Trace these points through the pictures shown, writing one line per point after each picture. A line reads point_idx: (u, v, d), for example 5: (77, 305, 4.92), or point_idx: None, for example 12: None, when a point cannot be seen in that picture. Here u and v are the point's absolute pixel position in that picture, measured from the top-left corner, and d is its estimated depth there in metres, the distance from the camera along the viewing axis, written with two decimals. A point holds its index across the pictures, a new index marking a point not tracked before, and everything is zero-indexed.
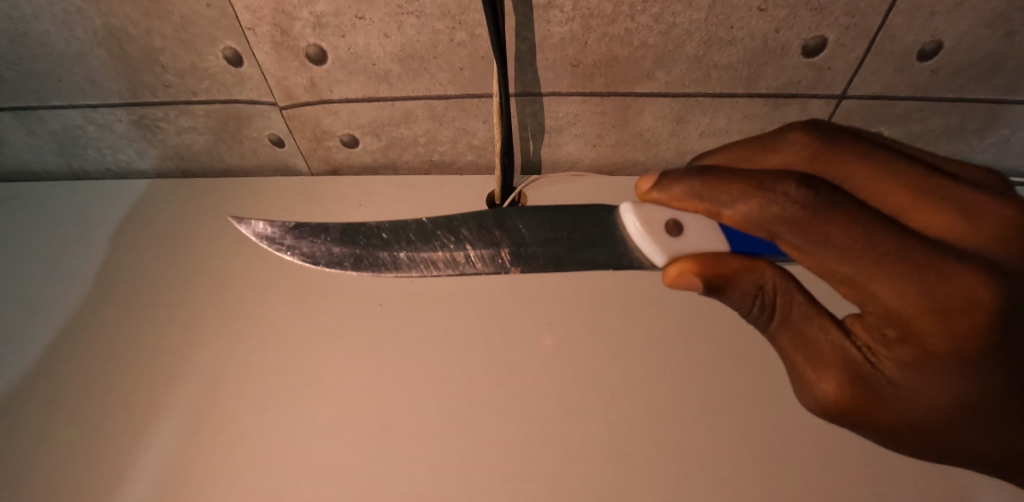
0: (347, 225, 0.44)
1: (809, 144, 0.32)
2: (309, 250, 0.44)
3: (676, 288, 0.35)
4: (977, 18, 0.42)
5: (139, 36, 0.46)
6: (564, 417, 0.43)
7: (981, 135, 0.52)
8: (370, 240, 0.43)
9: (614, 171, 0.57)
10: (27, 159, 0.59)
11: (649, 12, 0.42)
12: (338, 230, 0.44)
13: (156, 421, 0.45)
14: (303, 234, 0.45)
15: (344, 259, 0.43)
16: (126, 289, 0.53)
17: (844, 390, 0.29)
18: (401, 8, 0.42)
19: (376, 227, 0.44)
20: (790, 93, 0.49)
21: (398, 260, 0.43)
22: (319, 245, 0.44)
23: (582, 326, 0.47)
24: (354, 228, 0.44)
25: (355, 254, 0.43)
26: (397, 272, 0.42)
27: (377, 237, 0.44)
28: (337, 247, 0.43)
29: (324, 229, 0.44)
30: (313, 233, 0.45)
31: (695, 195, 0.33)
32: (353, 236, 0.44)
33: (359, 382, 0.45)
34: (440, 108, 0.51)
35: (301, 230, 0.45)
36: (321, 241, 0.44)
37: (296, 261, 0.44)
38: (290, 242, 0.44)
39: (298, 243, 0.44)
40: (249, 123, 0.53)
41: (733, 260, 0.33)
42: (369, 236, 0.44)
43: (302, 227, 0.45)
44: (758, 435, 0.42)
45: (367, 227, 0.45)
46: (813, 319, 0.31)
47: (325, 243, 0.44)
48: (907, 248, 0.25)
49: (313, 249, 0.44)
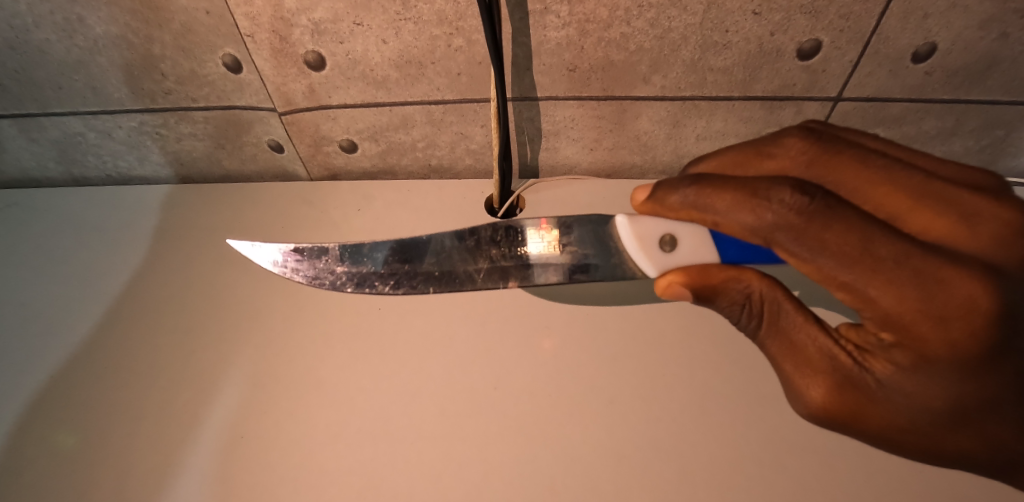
0: (348, 243, 0.43)
1: (805, 149, 0.32)
2: (313, 273, 0.43)
3: (667, 297, 0.35)
4: (970, 20, 0.42)
5: (139, 43, 0.46)
6: (563, 419, 0.43)
7: (977, 136, 0.52)
8: (372, 257, 0.43)
9: (611, 175, 0.58)
10: (28, 166, 0.59)
11: (644, 17, 0.43)
12: (338, 249, 0.43)
13: (158, 427, 0.45)
14: (303, 255, 0.43)
15: (349, 281, 0.43)
16: (127, 296, 0.53)
17: (832, 395, 0.30)
18: (400, 15, 0.43)
19: (376, 243, 0.43)
20: (786, 96, 0.49)
21: (398, 276, 0.42)
22: (319, 261, 0.43)
23: (581, 329, 0.48)
24: (352, 247, 0.43)
25: (360, 273, 0.43)
26: (406, 292, 0.42)
27: (378, 255, 0.43)
28: (338, 265, 0.43)
29: (323, 250, 0.43)
30: (314, 255, 0.44)
31: (690, 204, 0.33)
32: (355, 256, 0.43)
33: (359, 386, 0.46)
34: (438, 113, 0.51)
35: (302, 250, 0.44)
36: (321, 260, 0.43)
37: (303, 282, 0.43)
38: (292, 265, 0.43)
39: (301, 264, 0.43)
40: (248, 130, 0.54)
41: (719, 271, 0.34)
42: (369, 256, 0.43)
43: (300, 248, 0.44)
44: (757, 435, 0.43)
45: (367, 245, 0.43)
46: (800, 326, 0.31)
47: (326, 264, 0.43)
48: (903, 253, 0.26)
49: (316, 269, 0.43)
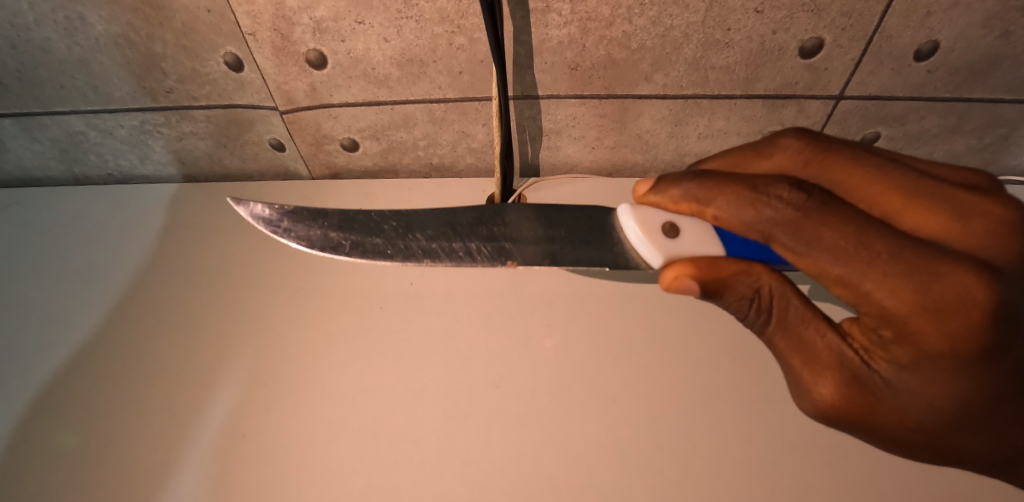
0: (347, 211, 0.41)
1: (802, 149, 0.32)
2: (306, 234, 0.39)
3: (673, 292, 0.34)
4: (973, 18, 0.42)
5: (141, 42, 0.46)
6: (566, 416, 0.43)
7: (979, 135, 0.52)
8: (374, 225, 0.40)
9: (613, 174, 0.58)
10: (28, 165, 0.59)
11: (646, 15, 0.43)
12: (338, 215, 0.40)
13: (160, 425, 0.45)
14: (301, 217, 0.40)
15: (344, 241, 0.39)
16: (129, 294, 0.53)
17: (840, 393, 0.30)
18: (401, 13, 0.43)
19: (376, 216, 0.40)
20: (788, 95, 0.49)
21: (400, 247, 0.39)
22: (315, 229, 0.40)
23: (583, 328, 0.48)
24: (354, 214, 0.41)
25: (356, 239, 0.39)
26: (416, 261, 0.38)
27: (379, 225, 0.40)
28: (334, 231, 0.40)
29: (323, 214, 0.41)
30: (310, 219, 0.40)
31: (691, 197, 0.33)
32: (355, 224, 0.40)
33: (360, 385, 0.46)
34: (439, 112, 0.51)
35: (296, 213, 0.41)
36: (318, 225, 0.40)
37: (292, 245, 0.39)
38: (285, 224, 0.40)
39: (295, 227, 0.40)
40: (249, 128, 0.54)
41: (728, 264, 0.33)
42: (369, 224, 0.40)
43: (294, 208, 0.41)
44: (760, 432, 0.43)
45: (367, 215, 0.41)
46: (809, 322, 0.31)
47: (321, 228, 0.40)
48: (897, 247, 0.26)
49: (309, 232, 0.39)
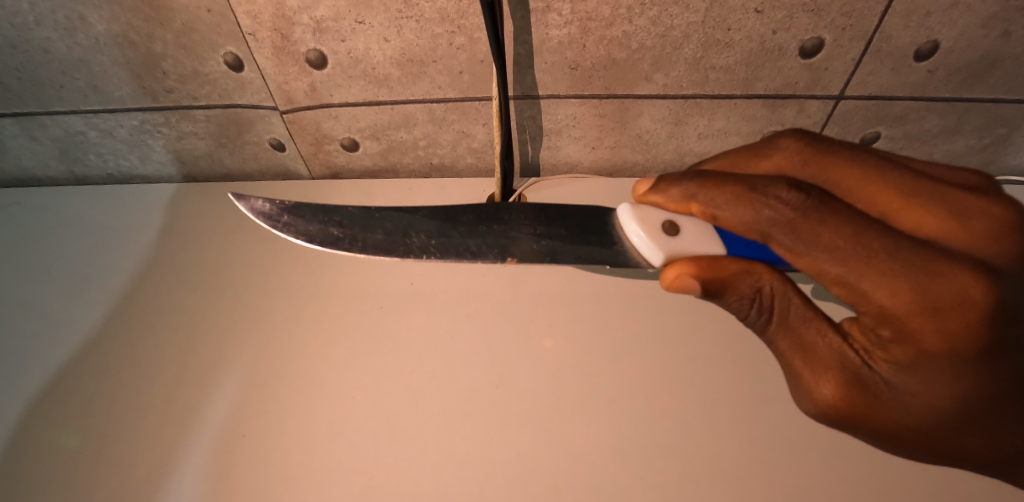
0: (350, 209, 0.41)
1: (801, 149, 0.32)
2: (308, 229, 0.39)
3: (673, 292, 0.34)
4: (973, 17, 0.42)
5: (141, 42, 0.46)
6: (565, 416, 0.43)
7: (979, 135, 0.52)
8: (377, 223, 0.40)
9: (613, 173, 0.58)
10: (28, 165, 0.59)
11: (647, 15, 0.43)
12: (340, 212, 0.40)
13: (160, 425, 0.45)
14: (303, 212, 0.40)
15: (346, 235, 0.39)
16: (129, 294, 0.53)
17: (841, 393, 0.30)
18: (401, 13, 0.43)
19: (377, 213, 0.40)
20: (788, 95, 0.49)
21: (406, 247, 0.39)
22: (316, 224, 0.40)
23: (583, 328, 0.48)
24: (358, 212, 0.40)
25: (358, 234, 0.39)
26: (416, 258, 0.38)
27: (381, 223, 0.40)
28: (335, 227, 0.39)
29: (325, 211, 0.41)
30: (312, 215, 0.40)
31: (691, 197, 0.33)
32: (359, 221, 0.40)
33: (360, 385, 0.46)
34: (439, 112, 0.51)
35: (297, 208, 0.41)
36: (319, 220, 0.40)
37: (293, 241, 0.39)
38: (286, 220, 0.40)
39: (297, 222, 0.40)
40: (249, 128, 0.54)
41: (730, 263, 0.33)
42: (371, 221, 0.40)
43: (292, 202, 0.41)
44: (760, 431, 0.43)
45: (369, 213, 0.40)
46: (810, 322, 0.31)
47: (322, 224, 0.40)
48: (895, 246, 0.26)
49: (310, 227, 0.39)
